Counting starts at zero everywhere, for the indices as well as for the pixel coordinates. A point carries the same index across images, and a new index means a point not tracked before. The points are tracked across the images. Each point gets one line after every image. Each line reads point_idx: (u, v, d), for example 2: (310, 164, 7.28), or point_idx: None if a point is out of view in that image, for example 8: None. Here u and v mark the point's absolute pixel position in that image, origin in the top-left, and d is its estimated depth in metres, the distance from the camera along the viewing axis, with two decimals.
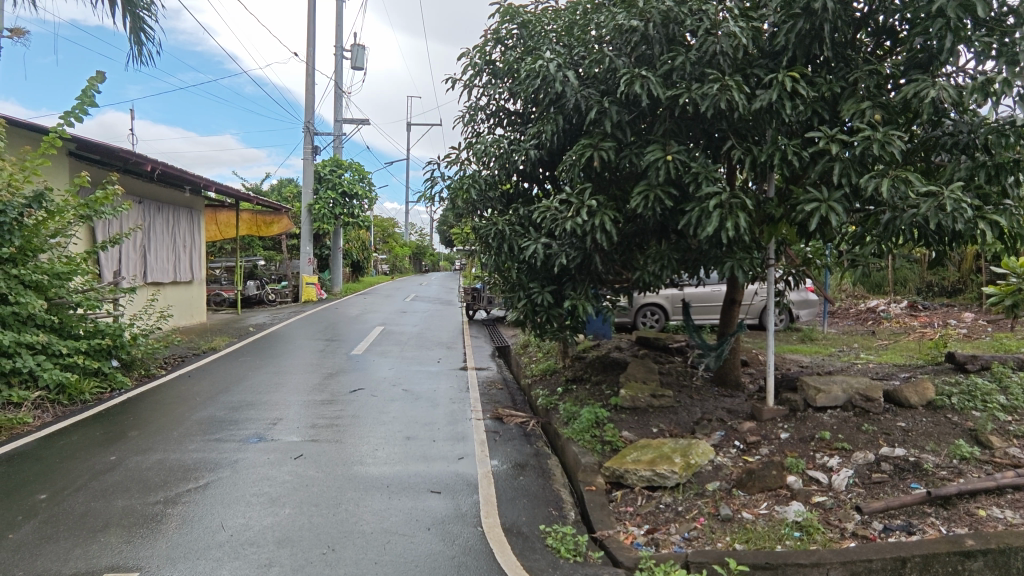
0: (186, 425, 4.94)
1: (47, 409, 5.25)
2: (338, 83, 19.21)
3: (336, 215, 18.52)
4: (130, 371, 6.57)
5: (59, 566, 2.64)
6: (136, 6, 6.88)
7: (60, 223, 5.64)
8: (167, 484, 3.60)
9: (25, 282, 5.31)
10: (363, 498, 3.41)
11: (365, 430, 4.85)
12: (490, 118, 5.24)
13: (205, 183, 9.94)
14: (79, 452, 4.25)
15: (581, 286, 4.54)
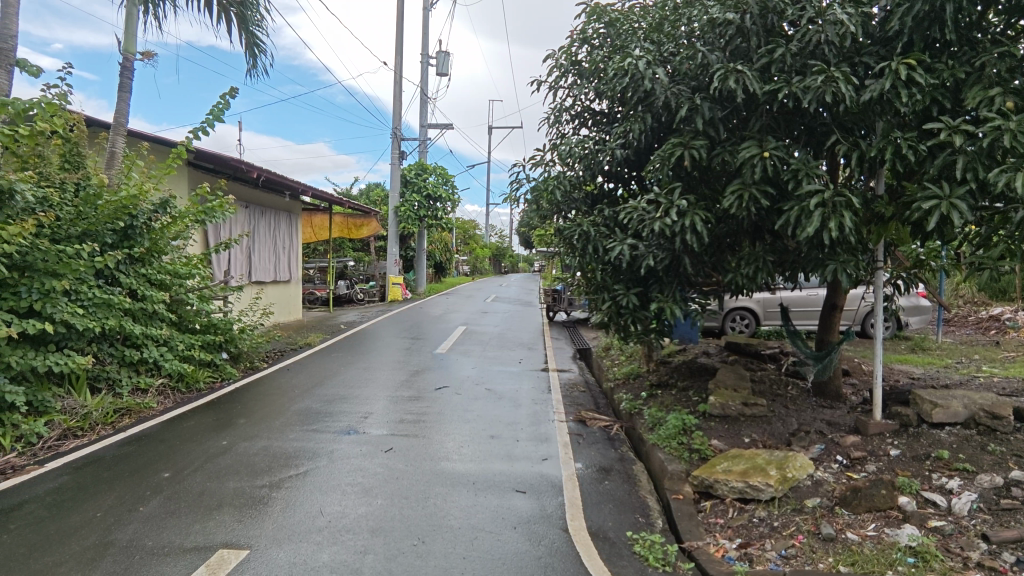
0: (287, 415, 5.28)
1: (168, 395, 5.76)
2: (424, 90, 19.85)
3: (421, 218, 19.14)
4: (237, 363, 7.12)
5: (182, 539, 2.89)
6: (249, 24, 7.45)
7: (180, 227, 6.20)
8: (271, 470, 3.86)
9: (151, 279, 5.88)
10: (450, 494, 3.50)
11: (450, 427, 4.97)
12: (575, 119, 5.22)
13: (303, 189, 10.60)
14: (195, 437, 4.64)
15: (669, 289, 4.41)
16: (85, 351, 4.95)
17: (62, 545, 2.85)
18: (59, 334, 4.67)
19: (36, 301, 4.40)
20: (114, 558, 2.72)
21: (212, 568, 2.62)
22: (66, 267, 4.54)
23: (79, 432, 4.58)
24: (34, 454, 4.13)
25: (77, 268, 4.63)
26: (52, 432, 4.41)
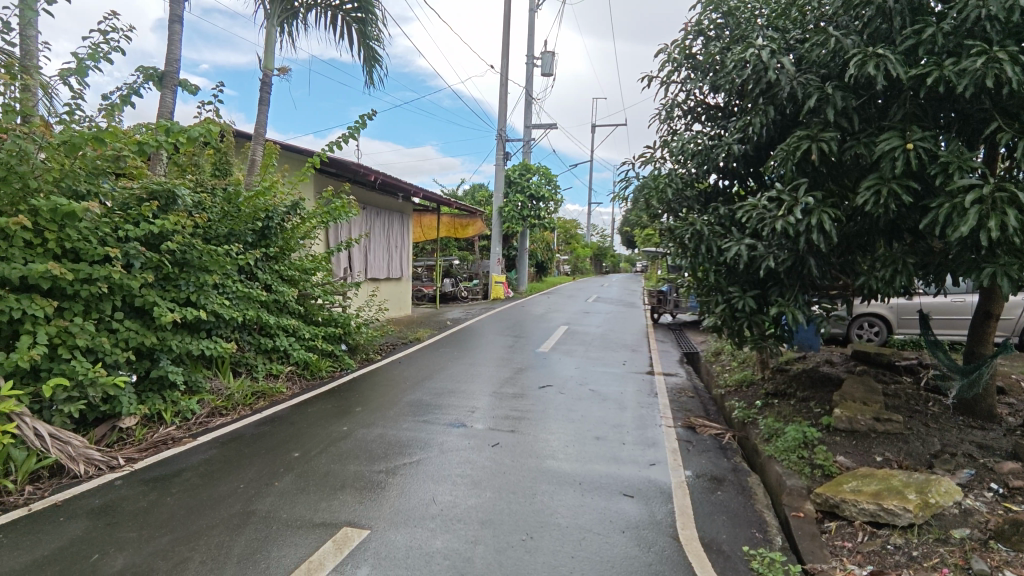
0: (400, 406, 5.57)
1: (296, 381, 6.29)
2: (529, 91, 20.07)
3: (524, 218, 19.36)
4: (355, 355, 7.62)
5: (312, 515, 3.15)
6: (369, 37, 7.93)
7: (308, 228, 6.73)
8: (388, 457, 4.09)
9: (283, 275, 6.47)
10: (556, 492, 3.52)
11: (554, 426, 5.00)
12: (688, 115, 5.05)
13: (414, 190, 11.12)
14: (320, 421, 5.03)
15: (790, 292, 4.14)
16: (230, 337, 5.54)
17: (214, 510, 3.20)
18: (210, 322, 5.23)
19: (193, 293, 4.93)
20: (256, 526, 3.01)
21: (338, 544, 2.82)
22: (215, 262, 5.04)
23: (224, 410, 5.12)
24: (189, 428, 4.66)
25: (222, 264, 5.18)
26: (203, 409, 4.96)
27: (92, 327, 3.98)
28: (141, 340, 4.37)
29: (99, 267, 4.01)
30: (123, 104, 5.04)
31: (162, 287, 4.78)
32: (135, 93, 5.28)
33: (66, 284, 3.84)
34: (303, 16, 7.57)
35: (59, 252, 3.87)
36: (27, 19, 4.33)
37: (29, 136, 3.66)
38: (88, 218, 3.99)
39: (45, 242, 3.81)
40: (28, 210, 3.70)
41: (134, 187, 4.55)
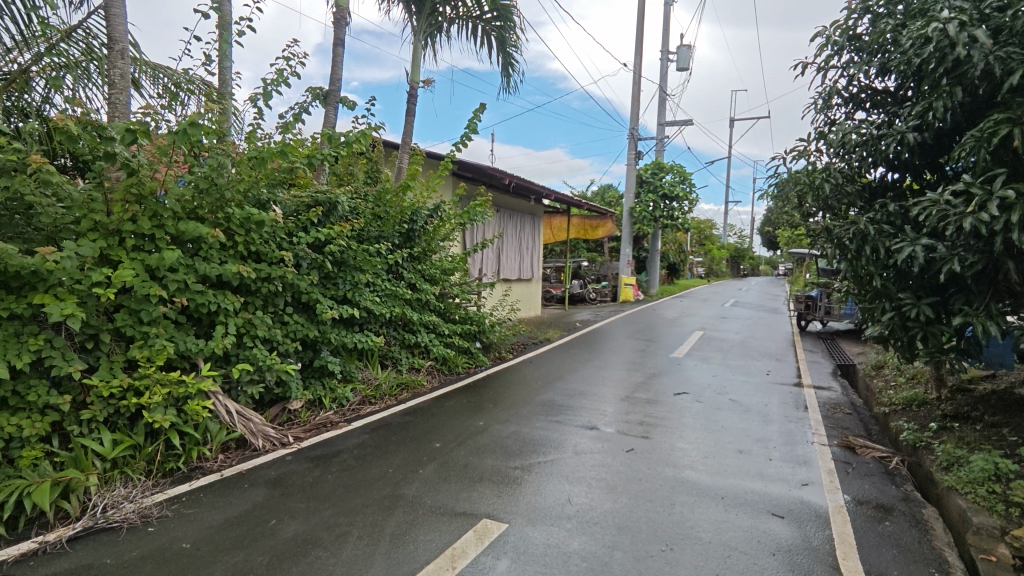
0: (532, 405, 5.67)
1: (435, 375, 6.66)
2: (663, 87, 19.44)
3: (655, 218, 18.77)
4: (488, 352, 7.89)
5: (454, 503, 3.31)
6: (507, 44, 8.16)
7: (448, 229, 7.09)
8: (523, 454, 4.18)
9: (425, 275, 6.87)
10: (696, 504, 3.36)
11: (692, 435, 4.79)
12: (849, 102, 4.58)
13: (546, 192, 11.26)
14: (458, 415, 5.28)
15: (979, 300, 3.59)
16: (379, 332, 6.00)
17: (367, 491, 3.48)
18: (362, 318, 5.71)
19: (349, 290, 5.40)
20: (405, 509, 3.23)
21: (479, 534, 2.94)
22: (368, 263, 5.48)
23: (373, 399, 5.55)
24: (344, 413, 5.12)
25: (373, 263, 5.62)
26: (356, 397, 5.42)
27: (269, 319, 4.50)
28: (306, 332, 4.89)
29: (276, 268, 4.52)
30: (295, 121, 5.63)
31: (324, 285, 5.29)
32: (304, 111, 5.84)
33: (250, 282, 4.38)
34: (446, 30, 7.97)
35: (246, 253, 4.40)
36: (223, 51, 5.02)
37: (223, 154, 4.19)
38: (267, 223, 4.52)
39: (235, 245, 4.37)
40: (224, 217, 4.24)
41: (303, 196, 5.09)
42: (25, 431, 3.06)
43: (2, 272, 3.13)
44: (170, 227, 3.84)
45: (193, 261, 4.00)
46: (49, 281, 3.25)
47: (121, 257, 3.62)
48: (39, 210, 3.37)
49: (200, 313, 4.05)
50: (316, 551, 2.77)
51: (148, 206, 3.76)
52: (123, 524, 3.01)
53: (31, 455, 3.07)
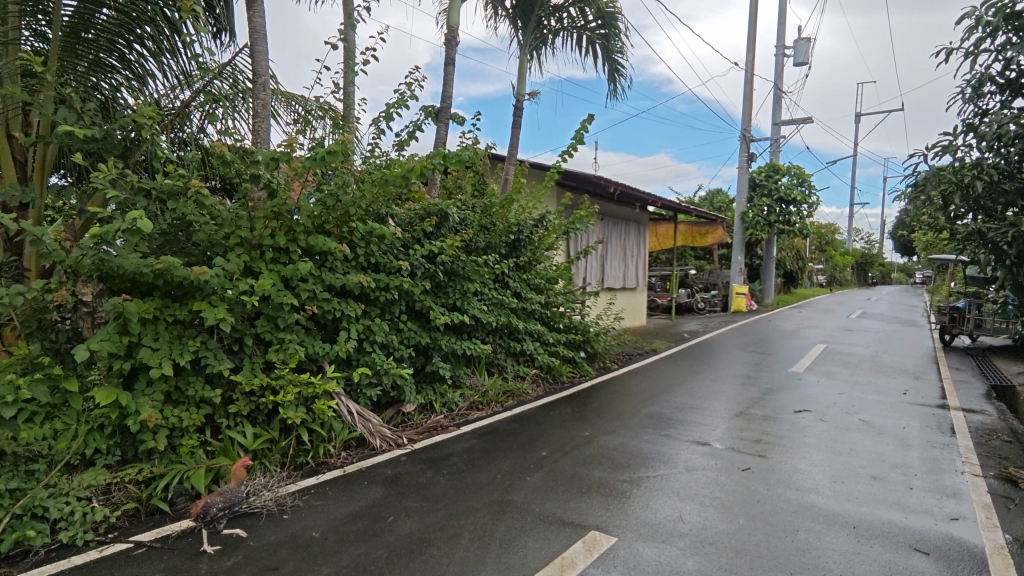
0: (639, 417, 5.54)
1: (540, 383, 6.72)
2: (778, 84, 18.34)
3: (771, 223, 17.68)
4: (593, 362, 7.83)
5: (562, 513, 3.31)
6: (611, 52, 8.11)
7: (553, 239, 7.14)
8: (630, 467, 4.09)
9: (530, 284, 6.96)
10: (824, 532, 3.11)
11: (816, 456, 4.44)
12: (1006, 89, 4.07)
13: (653, 198, 10.99)
14: (563, 424, 5.28)
15: None
16: (486, 339, 6.16)
17: (477, 495, 3.58)
18: (471, 326, 5.89)
19: (458, 299, 5.60)
20: (513, 514, 3.28)
21: (588, 546, 2.91)
22: (477, 272, 5.65)
23: (481, 405, 5.71)
24: (453, 417, 5.31)
25: (481, 272, 5.78)
26: (464, 402, 5.61)
27: (386, 326, 4.77)
28: (419, 338, 5.13)
29: (393, 277, 4.80)
30: (410, 139, 5.95)
31: (436, 294, 5.52)
32: (418, 128, 6.12)
33: (370, 291, 4.68)
34: (551, 41, 8.09)
35: (366, 264, 4.71)
36: (348, 78, 5.43)
37: (348, 173, 4.52)
38: (385, 236, 4.81)
39: (358, 256, 4.69)
40: (347, 230, 4.57)
41: (417, 209, 5.37)
42: (185, 422, 3.48)
43: (170, 282, 3.59)
44: (302, 240, 4.21)
45: (321, 272, 4.34)
46: (206, 290, 3.67)
47: (262, 269, 4.02)
48: (197, 228, 3.83)
49: (327, 319, 4.38)
50: (430, 550, 2.89)
51: (285, 222, 4.15)
52: (262, 511, 3.32)
53: (189, 444, 3.48)
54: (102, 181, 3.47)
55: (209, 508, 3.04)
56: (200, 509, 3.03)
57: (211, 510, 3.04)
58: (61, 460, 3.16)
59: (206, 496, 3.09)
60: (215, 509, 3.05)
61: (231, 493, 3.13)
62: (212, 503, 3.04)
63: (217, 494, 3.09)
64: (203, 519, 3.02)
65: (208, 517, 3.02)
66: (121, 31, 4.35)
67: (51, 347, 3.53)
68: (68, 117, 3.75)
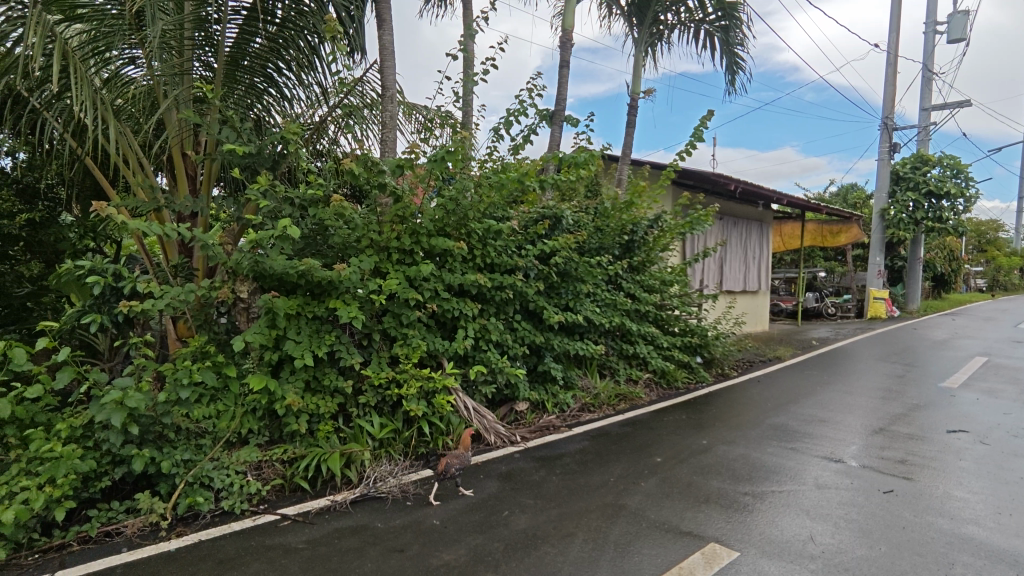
0: (761, 428, 5.23)
1: (654, 388, 6.54)
2: (928, 65, 16.42)
3: (917, 220, 15.85)
4: (710, 368, 7.51)
5: (679, 521, 3.21)
6: (732, 43, 7.72)
7: (668, 239, 6.93)
8: (753, 480, 3.88)
9: (644, 285, 6.80)
10: (986, 569, 2.75)
11: (974, 482, 3.93)
12: None
13: (777, 196, 10.30)
14: (679, 431, 5.11)
15: None
16: (598, 341, 6.11)
17: (590, 496, 3.57)
18: (583, 327, 5.88)
19: (571, 300, 5.62)
20: (628, 519, 3.24)
21: (707, 558, 2.81)
22: (590, 273, 5.61)
23: (592, 407, 5.68)
24: (565, 418, 5.32)
25: (594, 274, 5.73)
26: (576, 403, 5.61)
27: (501, 325, 4.88)
28: (533, 338, 5.21)
29: (508, 277, 4.91)
30: (525, 143, 6.05)
31: (549, 295, 5.58)
32: (532, 131, 6.19)
33: (486, 291, 4.83)
34: (668, 37, 7.86)
35: (483, 265, 4.86)
36: (466, 86, 5.64)
37: (467, 178, 4.70)
38: (500, 238, 4.93)
39: (475, 257, 4.84)
40: (466, 232, 4.73)
41: (532, 212, 5.47)
42: (322, 409, 3.81)
43: (311, 281, 3.94)
44: (425, 243, 4.43)
45: (441, 272, 4.54)
46: (341, 288, 3.99)
47: (390, 269, 4.29)
48: (333, 232, 4.17)
49: (446, 317, 4.58)
50: (545, 546, 2.93)
51: (410, 225, 4.40)
52: (389, 495, 3.56)
53: (325, 429, 3.80)
54: (256, 191, 3.90)
55: (449, 466, 3.84)
56: (443, 467, 3.84)
57: (451, 468, 3.85)
58: (222, 437, 3.59)
59: (445, 457, 3.89)
60: (453, 468, 3.84)
61: (463, 457, 3.93)
62: (453, 463, 3.84)
63: (453, 456, 3.87)
64: (445, 475, 3.83)
65: (449, 473, 3.83)
66: (271, 57, 4.85)
67: (214, 338, 4.01)
68: (229, 136, 4.27)
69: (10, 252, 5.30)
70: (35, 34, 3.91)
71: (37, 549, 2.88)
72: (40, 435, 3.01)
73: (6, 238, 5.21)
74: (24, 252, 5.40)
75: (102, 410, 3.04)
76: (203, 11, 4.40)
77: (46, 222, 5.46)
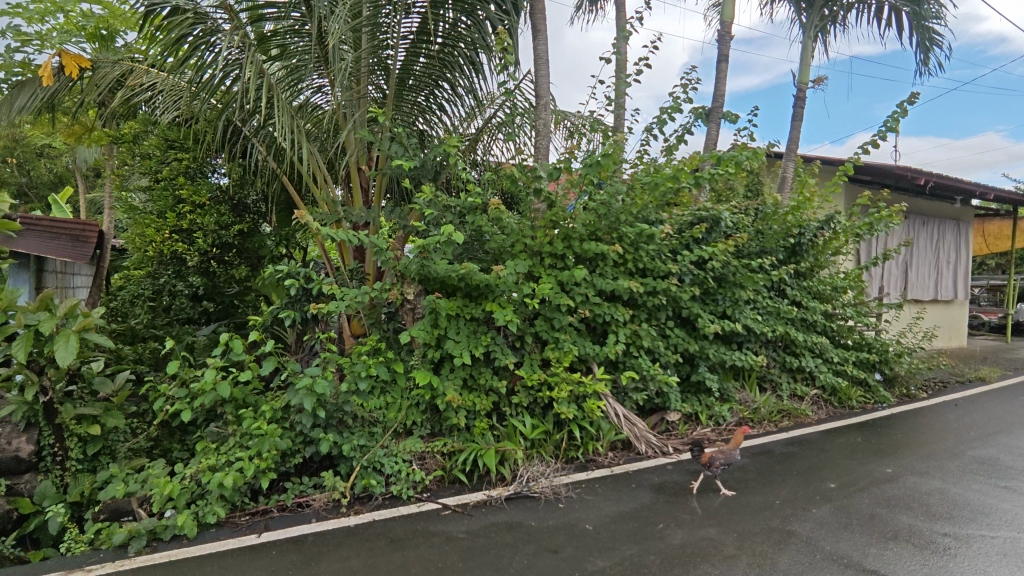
0: (963, 459, 4.49)
1: (823, 406, 5.94)
2: None
3: None
4: (892, 387, 6.64)
5: (860, 557, 2.87)
6: (925, 18, 6.78)
7: (842, 241, 6.26)
8: (954, 519, 3.35)
9: (812, 292, 6.20)
10: None
11: None
12: None
13: (982, 190, 8.82)
14: (855, 455, 4.58)
15: None
16: (759, 352, 5.68)
17: (753, 518, 3.33)
18: (741, 336, 5.50)
19: (728, 307, 5.28)
20: (798, 547, 2.97)
21: None
22: (751, 279, 5.23)
23: (751, 422, 5.30)
24: (721, 432, 5.03)
25: (755, 280, 5.34)
26: (733, 418, 5.27)
27: (653, 332, 4.74)
28: (686, 346, 4.99)
29: (662, 282, 4.75)
30: (679, 143, 5.83)
31: (704, 301, 5.32)
32: (687, 131, 5.95)
33: (638, 296, 4.72)
34: (842, 19, 7.12)
35: (635, 270, 4.76)
36: (619, 89, 5.57)
37: (619, 183, 4.64)
38: (653, 241, 4.77)
39: (627, 262, 4.76)
40: (618, 237, 4.65)
41: (686, 214, 5.26)
42: (477, 406, 4.00)
43: (470, 285, 4.15)
44: (577, 247, 4.44)
45: (593, 277, 4.51)
46: (497, 292, 4.15)
47: (543, 274, 4.37)
48: (489, 237, 4.36)
49: (597, 322, 4.56)
50: (704, 565, 2.79)
51: (562, 230, 4.45)
52: (541, 495, 3.63)
53: (481, 426, 3.98)
54: (422, 201, 4.21)
55: (714, 459, 3.75)
56: (708, 459, 3.76)
57: (714, 462, 3.76)
58: (391, 427, 3.90)
59: (710, 450, 3.80)
60: (717, 462, 3.75)
61: (729, 453, 3.77)
62: (717, 458, 3.74)
63: (718, 449, 3.79)
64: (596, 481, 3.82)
65: (712, 467, 3.76)
66: (436, 75, 5.21)
67: (385, 336, 4.40)
68: (398, 151, 4.66)
69: (226, 257, 6.25)
70: (249, 73, 4.63)
71: (247, 511, 3.36)
72: (250, 414, 3.52)
73: (223, 246, 6.15)
74: (235, 257, 6.34)
75: (297, 395, 3.48)
76: (379, 39, 4.87)
77: (251, 232, 6.37)
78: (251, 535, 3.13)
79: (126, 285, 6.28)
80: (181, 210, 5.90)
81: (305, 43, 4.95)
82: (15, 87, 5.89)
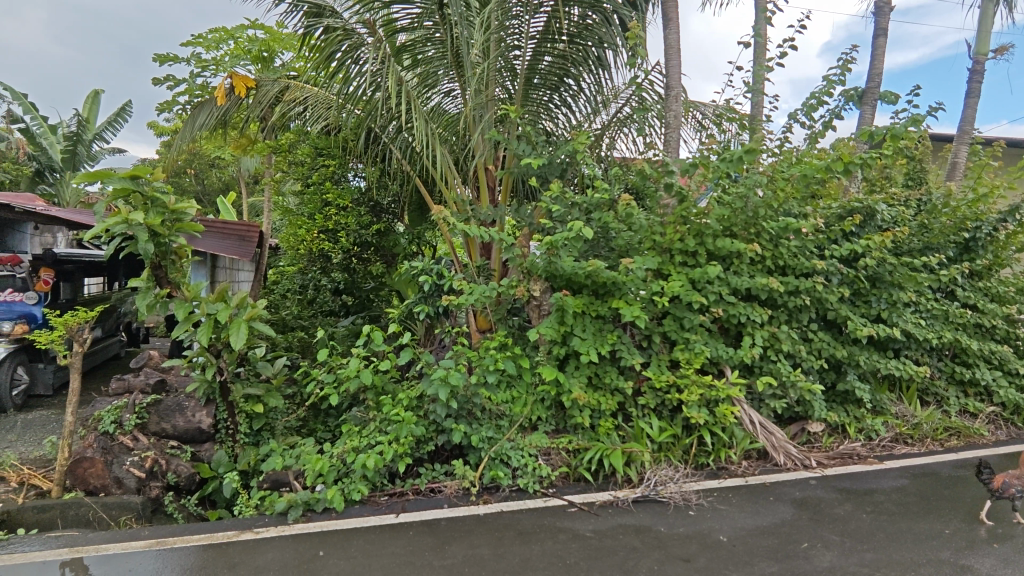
0: None
1: (1002, 426, 5.15)
2: None
3: None
4: None
5: None
6: None
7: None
8: None
9: (990, 294, 5.38)
10: None
11: None
12: None
13: None
14: None
15: None
16: (921, 361, 5.03)
17: (916, 547, 2.97)
18: (899, 342, 4.92)
19: (884, 309, 4.73)
20: None
21: None
22: (913, 278, 4.65)
23: (910, 439, 4.73)
24: (873, 448, 4.54)
25: (919, 280, 4.74)
26: (888, 433, 4.73)
27: (795, 335, 4.38)
28: (833, 351, 4.56)
29: (806, 281, 4.38)
30: (826, 129, 5.34)
31: (854, 302, 4.82)
32: (835, 116, 5.43)
33: (778, 296, 4.39)
34: None
35: (774, 268, 4.44)
36: (757, 74, 5.22)
37: (758, 175, 4.35)
38: (796, 236, 4.41)
39: (765, 260, 4.45)
40: (756, 232, 4.37)
41: (834, 207, 4.80)
42: (603, 405, 3.96)
43: (597, 282, 4.11)
44: (710, 244, 4.23)
45: (727, 275, 4.27)
46: (624, 289, 4.06)
47: (672, 271, 4.22)
48: (615, 234, 4.28)
49: (731, 323, 4.31)
50: None
51: (694, 226, 4.25)
52: (670, 501, 3.52)
53: (607, 426, 3.94)
54: (549, 197, 4.23)
55: (1008, 485, 3.26)
56: (1002, 484, 3.26)
57: (1008, 488, 3.26)
58: (517, 421, 3.98)
59: (1003, 474, 3.29)
60: (1013, 489, 3.24)
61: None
62: (1016, 485, 3.23)
63: (1015, 475, 3.27)
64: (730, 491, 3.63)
65: (1006, 493, 3.25)
66: (562, 72, 5.21)
67: (512, 332, 4.49)
68: (526, 150, 4.73)
69: (365, 255, 6.76)
70: (388, 81, 4.95)
71: (386, 492, 3.61)
72: (389, 402, 3.76)
73: (363, 244, 6.64)
74: (373, 255, 6.81)
75: (432, 385, 3.65)
76: (508, 40, 4.98)
77: (387, 231, 6.82)
78: (390, 514, 3.35)
79: (282, 280, 6.99)
80: (328, 211, 6.51)
81: (437, 50, 5.17)
82: (197, 107, 6.79)
